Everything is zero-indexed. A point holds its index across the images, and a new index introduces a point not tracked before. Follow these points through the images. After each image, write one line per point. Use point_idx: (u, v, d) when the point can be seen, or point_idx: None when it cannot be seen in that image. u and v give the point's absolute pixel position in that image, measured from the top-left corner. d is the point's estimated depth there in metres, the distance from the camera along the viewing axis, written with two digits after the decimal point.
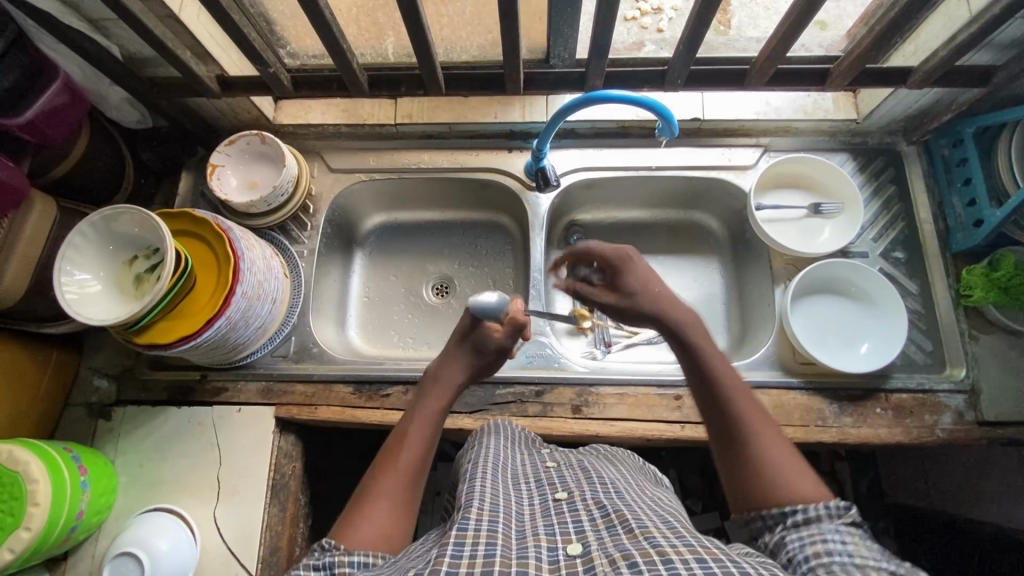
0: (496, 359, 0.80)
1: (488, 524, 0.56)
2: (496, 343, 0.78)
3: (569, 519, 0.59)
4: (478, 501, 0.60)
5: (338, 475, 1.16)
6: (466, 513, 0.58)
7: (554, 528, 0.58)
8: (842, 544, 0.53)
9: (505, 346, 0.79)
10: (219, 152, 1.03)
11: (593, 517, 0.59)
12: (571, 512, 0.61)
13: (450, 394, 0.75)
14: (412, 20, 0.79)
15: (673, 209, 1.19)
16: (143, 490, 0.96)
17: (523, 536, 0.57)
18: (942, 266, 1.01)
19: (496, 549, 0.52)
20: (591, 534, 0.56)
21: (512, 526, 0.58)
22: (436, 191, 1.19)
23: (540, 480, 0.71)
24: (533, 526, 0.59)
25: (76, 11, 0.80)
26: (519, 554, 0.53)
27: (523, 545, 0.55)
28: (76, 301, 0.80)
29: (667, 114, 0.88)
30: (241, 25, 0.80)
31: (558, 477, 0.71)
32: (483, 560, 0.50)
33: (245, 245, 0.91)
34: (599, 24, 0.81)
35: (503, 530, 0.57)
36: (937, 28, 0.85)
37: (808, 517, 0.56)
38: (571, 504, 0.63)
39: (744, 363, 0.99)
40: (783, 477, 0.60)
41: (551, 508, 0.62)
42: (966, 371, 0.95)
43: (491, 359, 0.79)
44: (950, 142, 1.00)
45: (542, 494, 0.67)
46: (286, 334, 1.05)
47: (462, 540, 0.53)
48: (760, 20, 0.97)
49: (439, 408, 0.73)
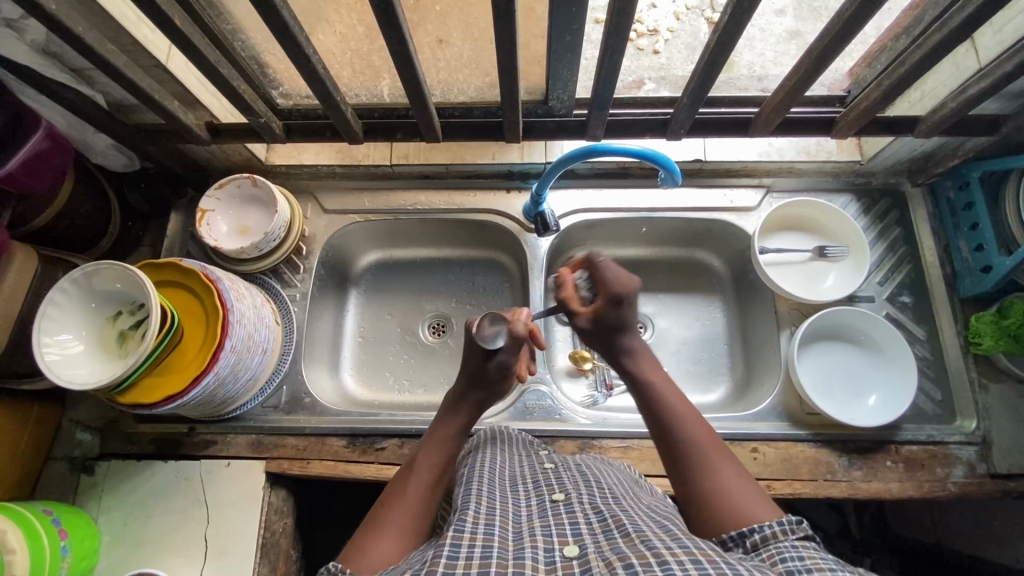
0: (503, 383, 0.77)
1: (485, 527, 0.54)
2: (496, 363, 0.75)
3: (565, 522, 0.56)
4: (474, 505, 0.57)
5: (329, 523, 1.13)
6: (463, 517, 0.55)
7: (550, 530, 0.55)
8: (798, 557, 0.48)
9: (504, 370, 0.76)
10: (209, 197, 1.00)
11: (590, 520, 0.55)
12: (567, 513, 0.57)
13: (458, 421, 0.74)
14: (408, 71, 0.76)
15: (675, 247, 1.17)
16: (126, 551, 0.92)
17: (519, 538, 0.53)
18: (950, 311, 0.99)
19: (492, 550, 0.50)
20: (587, 537, 0.52)
21: (508, 529, 0.55)
22: (432, 229, 1.16)
23: (538, 481, 0.67)
24: (529, 528, 0.55)
25: (60, 62, 0.77)
26: (515, 556, 0.50)
27: (520, 546, 0.51)
28: (57, 363, 0.77)
29: (669, 165, 0.87)
30: (230, 77, 0.77)
31: (556, 478, 0.67)
32: (479, 561, 0.48)
33: (233, 295, 0.88)
34: (602, 76, 0.78)
35: (500, 532, 0.54)
36: (944, 78, 0.84)
37: (765, 536, 0.53)
38: (568, 506, 0.59)
39: (750, 413, 0.96)
40: (731, 497, 0.59)
41: (546, 510, 0.59)
42: (977, 422, 0.93)
43: (495, 385, 0.76)
44: (955, 185, 0.98)
45: (539, 496, 0.63)
46: (276, 384, 1.02)
47: (458, 541, 0.50)
48: (755, 42, 0.97)
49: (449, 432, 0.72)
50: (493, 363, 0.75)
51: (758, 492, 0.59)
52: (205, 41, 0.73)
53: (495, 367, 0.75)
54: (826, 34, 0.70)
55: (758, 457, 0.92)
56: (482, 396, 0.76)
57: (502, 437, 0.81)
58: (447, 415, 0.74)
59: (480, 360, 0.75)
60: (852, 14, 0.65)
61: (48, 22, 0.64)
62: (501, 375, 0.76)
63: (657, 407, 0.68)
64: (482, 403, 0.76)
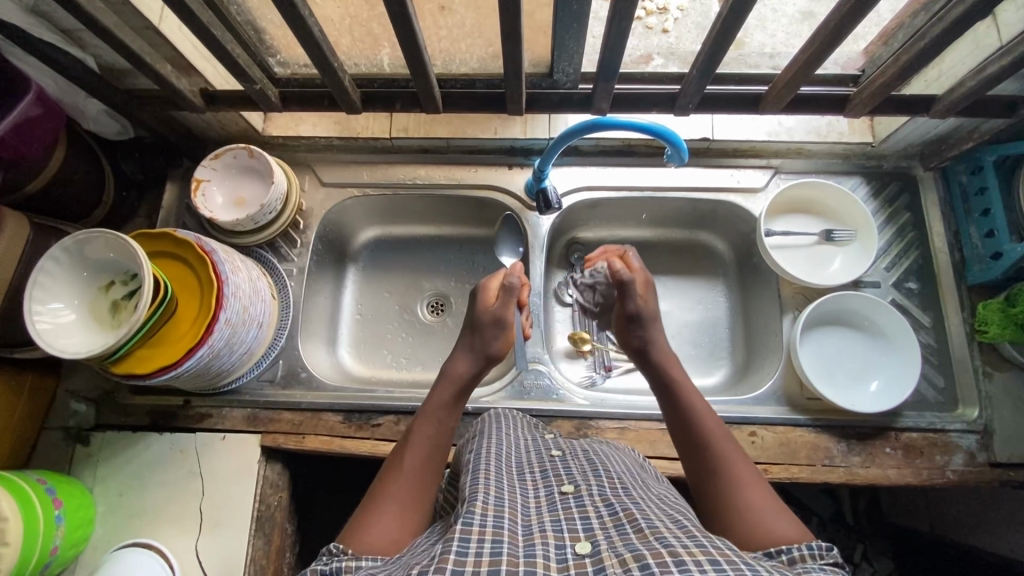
0: (498, 337, 0.78)
1: (494, 520, 0.53)
2: (489, 313, 0.79)
3: (576, 516, 0.55)
4: (482, 496, 0.56)
5: (324, 496, 1.13)
6: (470, 508, 0.54)
7: (561, 524, 0.54)
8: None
9: (499, 321, 0.79)
10: (205, 166, 0.98)
11: (601, 514, 0.55)
12: (577, 507, 0.57)
13: (457, 387, 0.74)
14: (408, 39, 0.74)
15: (680, 229, 1.15)
16: (123, 521, 0.92)
17: (529, 533, 0.53)
18: (957, 299, 0.97)
19: (502, 546, 0.49)
20: (599, 532, 0.52)
21: (518, 522, 0.54)
22: (432, 206, 1.14)
23: (545, 470, 0.67)
24: (539, 522, 0.55)
25: (48, 22, 0.75)
26: (525, 553, 0.49)
27: (530, 542, 0.51)
28: (49, 332, 0.76)
29: (676, 140, 0.83)
30: (224, 40, 0.75)
31: (565, 467, 0.67)
32: (488, 559, 0.47)
33: (229, 267, 0.87)
34: (608, 47, 0.76)
35: (509, 526, 0.53)
36: (964, 56, 0.81)
37: (793, 558, 0.51)
38: (578, 499, 0.58)
39: (749, 397, 0.95)
40: (762, 515, 0.57)
41: (556, 503, 0.58)
42: (979, 411, 0.92)
43: (497, 334, 0.78)
44: (968, 169, 0.96)
45: (548, 487, 0.62)
46: (272, 358, 1.01)
47: (467, 536, 0.49)
48: (767, 22, 0.92)
49: (447, 399, 0.73)
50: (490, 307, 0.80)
51: (788, 513, 0.58)
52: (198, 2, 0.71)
53: (490, 316, 0.79)
54: (843, 4, 0.67)
55: (756, 441, 0.91)
56: (477, 352, 0.77)
57: (508, 422, 0.80)
58: (445, 379, 0.75)
59: (476, 314, 0.81)
60: None
61: None
62: (497, 324, 0.78)
63: (689, 423, 0.69)
64: (479, 359, 0.77)
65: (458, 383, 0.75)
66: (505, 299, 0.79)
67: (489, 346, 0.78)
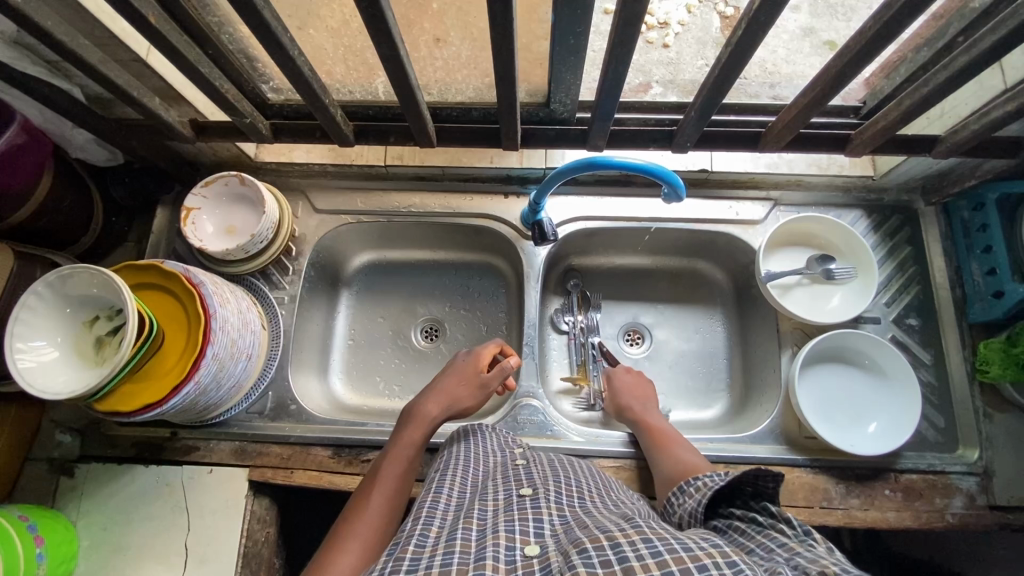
0: (476, 399, 0.87)
1: (447, 535, 0.52)
2: (485, 376, 0.88)
3: (530, 518, 0.54)
4: (437, 521, 0.56)
5: (311, 524, 1.12)
6: (424, 531, 0.53)
7: (514, 525, 0.52)
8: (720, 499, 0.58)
9: (483, 388, 0.87)
10: (196, 195, 0.97)
11: (554, 520, 0.54)
12: (532, 509, 0.55)
13: (426, 427, 0.81)
14: (399, 76, 0.72)
15: (677, 257, 1.13)
16: (105, 556, 0.90)
17: (482, 536, 0.51)
18: (958, 336, 0.95)
19: (453, 556, 0.48)
20: (550, 537, 0.51)
21: (472, 529, 0.52)
22: (427, 233, 1.12)
23: (507, 475, 0.65)
24: (493, 524, 0.53)
25: (33, 54, 0.73)
26: (475, 557, 0.47)
27: (481, 546, 0.49)
28: (31, 371, 0.74)
29: (674, 180, 0.83)
30: (212, 76, 0.73)
31: (525, 472, 0.65)
32: (439, 571, 0.46)
33: (217, 300, 0.85)
34: (606, 86, 0.74)
35: (462, 535, 0.51)
36: (967, 96, 0.80)
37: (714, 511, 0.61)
38: (535, 501, 0.57)
39: (746, 436, 0.93)
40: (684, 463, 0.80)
41: (512, 505, 0.57)
42: (980, 452, 0.90)
43: (474, 398, 0.86)
44: (969, 206, 0.94)
45: (506, 490, 0.61)
46: (262, 390, 0.99)
47: (418, 555, 0.49)
48: (769, 39, 0.94)
49: (417, 438, 0.79)
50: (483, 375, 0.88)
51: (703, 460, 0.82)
52: (184, 38, 0.69)
53: (483, 381, 0.87)
54: (846, 50, 0.65)
55: None
56: (449, 407, 0.84)
57: (476, 434, 0.78)
58: (415, 419, 0.81)
59: (469, 371, 0.88)
60: (875, 32, 0.60)
61: (15, 16, 0.60)
62: (482, 388, 0.87)
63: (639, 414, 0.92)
64: (449, 411, 0.84)
65: (429, 422, 0.81)
66: (498, 374, 0.88)
67: (461, 403, 0.85)
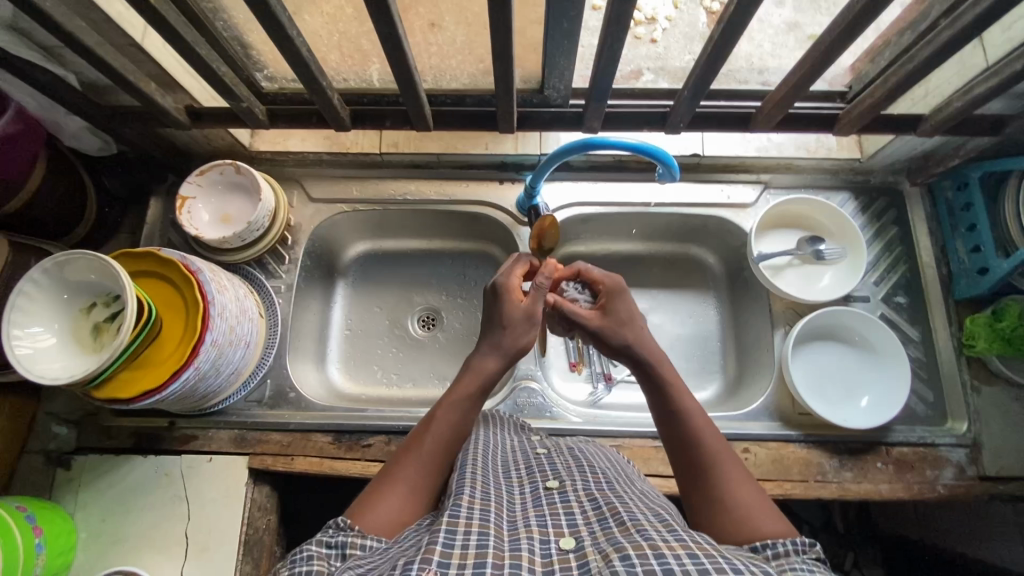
0: (528, 332, 0.72)
1: (479, 513, 0.52)
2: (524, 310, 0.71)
3: (561, 512, 0.54)
4: (468, 490, 0.55)
5: (310, 514, 1.11)
6: (457, 501, 0.53)
7: (546, 520, 0.53)
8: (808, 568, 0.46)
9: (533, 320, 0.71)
10: (191, 183, 0.97)
11: (585, 509, 0.54)
12: (562, 503, 0.56)
13: (484, 380, 0.69)
14: (397, 58, 0.73)
15: (671, 242, 1.15)
16: (105, 548, 0.89)
17: (513, 528, 0.52)
18: (945, 312, 0.98)
19: (487, 539, 0.48)
20: (584, 527, 0.51)
21: (502, 517, 0.53)
22: (423, 220, 1.13)
23: (531, 466, 0.65)
24: (523, 518, 0.53)
25: (27, 38, 0.73)
26: (510, 547, 0.48)
27: (515, 537, 0.50)
28: (29, 357, 0.73)
29: (668, 160, 0.84)
30: (210, 59, 0.73)
31: (549, 464, 0.66)
32: (475, 552, 0.46)
33: (215, 287, 0.85)
34: (600, 68, 0.76)
35: (495, 520, 0.52)
36: (950, 75, 0.82)
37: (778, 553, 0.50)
38: (563, 495, 0.57)
39: (741, 413, 0.95)
40: (744, 514, 0.56)
41: (541, 498, 0.57)
42: (968, 424, 0.93)
43: (524, 331, 0.71)
44: (954, 185, 0.98)
45: (533, 483, 0.61)
46: (261, 378, 0.99)
47: (453, 528, 0.48)
48: (753, 32, 0.92)
49: (475, 387, 0.68)
50: (520, 310, 0.71)
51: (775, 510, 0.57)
52: (182, 21, 0.69)
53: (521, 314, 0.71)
54: (834, 28, 0.67)
55: (749, 457, 0.91)
56: (505, 352, 0.71)
57: (494, 420, 0.79)
58: (473, 367, 0.70)
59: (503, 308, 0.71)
60: (861, 10, 0.62)
61: None
62: (526, 322, 0.71)
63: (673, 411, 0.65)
64: (508, 357, 0.71)
65: (487, 375, 0.69)
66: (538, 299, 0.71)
67: (519, 340, 0.71)
